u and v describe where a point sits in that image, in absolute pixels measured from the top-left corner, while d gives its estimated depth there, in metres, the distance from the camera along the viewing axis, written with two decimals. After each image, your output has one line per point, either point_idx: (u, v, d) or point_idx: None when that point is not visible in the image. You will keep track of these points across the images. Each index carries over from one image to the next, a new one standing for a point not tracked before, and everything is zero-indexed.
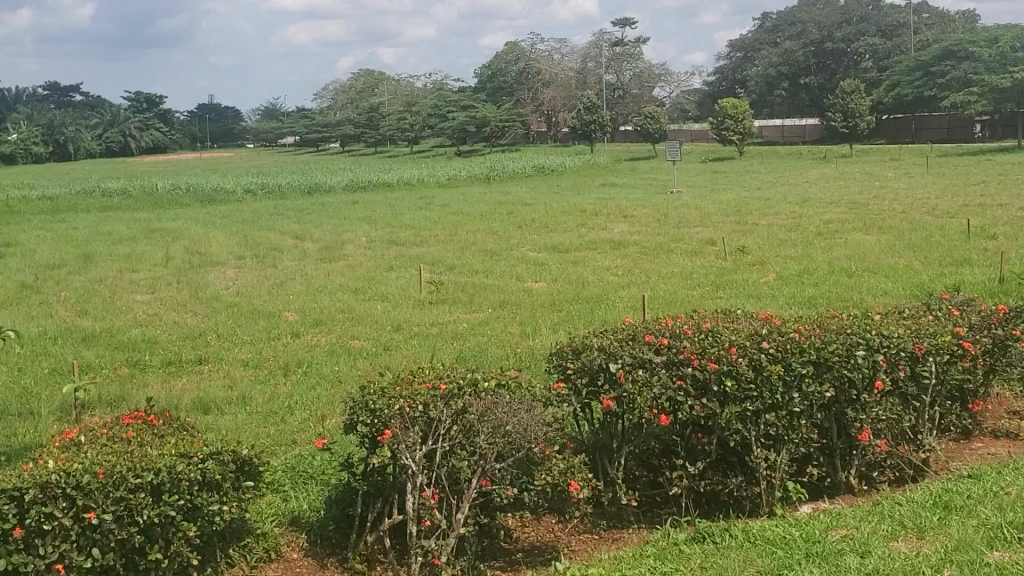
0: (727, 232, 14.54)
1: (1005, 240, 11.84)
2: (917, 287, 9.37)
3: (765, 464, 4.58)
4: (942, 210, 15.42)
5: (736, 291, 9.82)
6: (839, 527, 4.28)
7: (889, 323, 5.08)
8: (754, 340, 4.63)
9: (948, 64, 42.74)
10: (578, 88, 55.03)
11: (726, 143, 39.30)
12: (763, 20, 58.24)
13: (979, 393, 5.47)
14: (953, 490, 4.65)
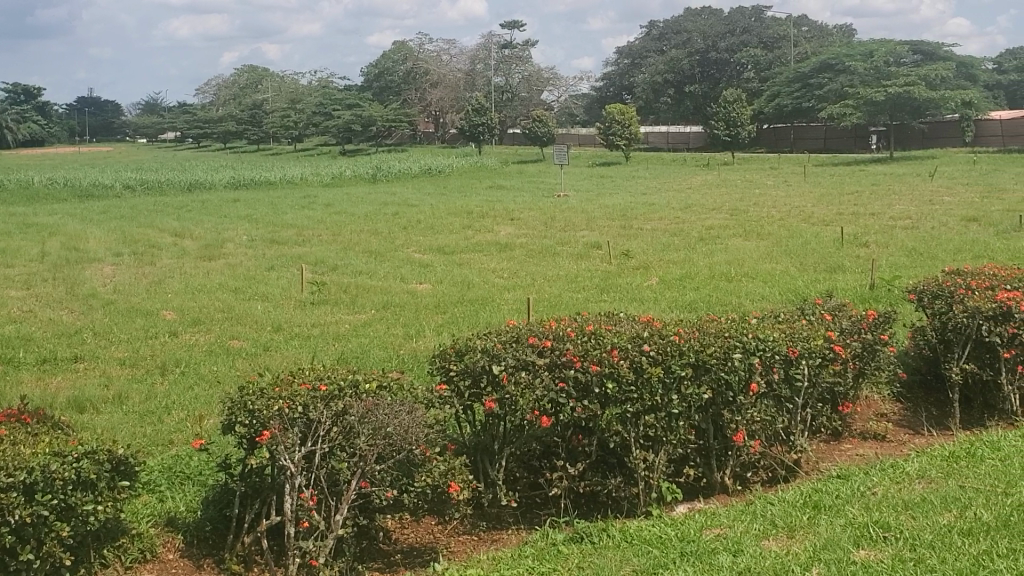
0: (611, 236, 14.73)
1: (877, 247, 12.24)
2: (792, 291, 9.62)
3: (642, 465, 4.66)
4: (819, 218, 15.85)
5: (619, 295, 9.96)
6: (712, 526, 4.39)
7: (764, 327, 5.21)
8: (636, 343, 4.71)
9: (825, 76, 43.90)
10: (465, 89, 54.80)
11: (612, 148, 39.66)
12: (649, 28, 58.72)
13: (848, 396, 5.66)
14: (822, 490, 4.80)
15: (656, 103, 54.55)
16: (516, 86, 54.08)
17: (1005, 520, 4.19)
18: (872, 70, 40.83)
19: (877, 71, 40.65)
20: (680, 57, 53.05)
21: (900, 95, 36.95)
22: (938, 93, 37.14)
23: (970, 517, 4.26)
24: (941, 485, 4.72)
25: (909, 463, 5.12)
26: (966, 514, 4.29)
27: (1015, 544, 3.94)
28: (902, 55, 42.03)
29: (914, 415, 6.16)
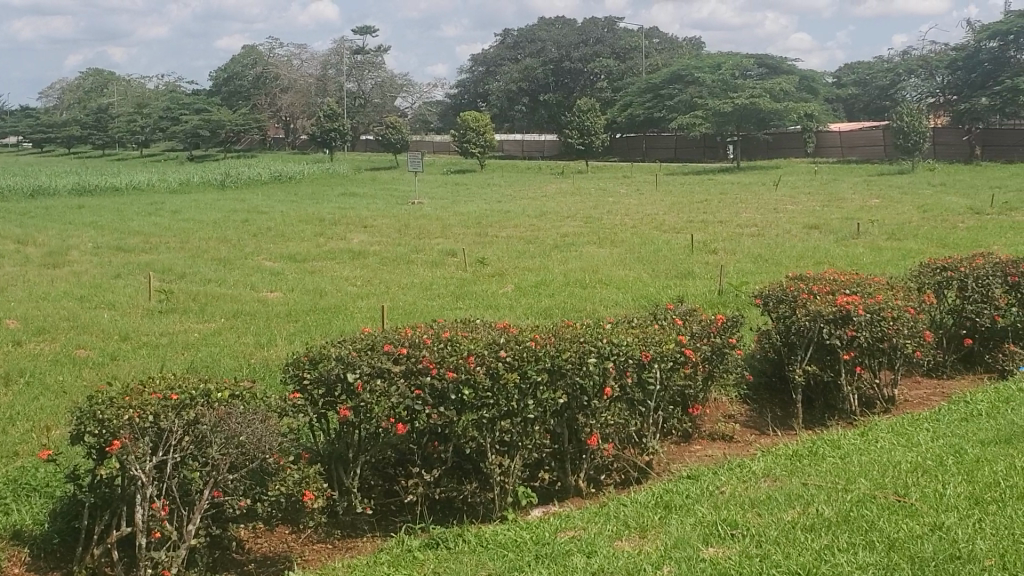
0: (466, 244, 14.79)
1: (724, 254, 12.61)
2: (644, 298, 9.83)
3: (498, 470, 4.72)
4: (669, 226, 16.26)
5: (474, 302, 10.01)
6: (566, 529, 4.47)
7: (617, 331, 5.31)
8: (492, 348, 4.75)
9: (675, 87, 44.92)
10: (317, 95, 53.97)
11: (466, 155, 39.80)
12: (504, 37, 59.17)
13: (698, 399, 5.83)
14: (673, 490, 4.94)
15: (510, 111, 54.98)
16: (369, 92, 53.87)
17: (845, 515, 4.37)
18: (719, 83, 41.83)
19: (725, 83, 41.58)
20: (534, 66, 53.59)
21: (746, 107, 38.09)
22: (781, 105, 38.45)
23: (811, 512, 4.44)
24: (785, 483, 4.90)
25: (755, 462, 5.29)
26: (809, 510, 4.47)
27: (854, 538, 4.12)
28: (748, 68, 43.32)
29: (760, 416, 6.35)
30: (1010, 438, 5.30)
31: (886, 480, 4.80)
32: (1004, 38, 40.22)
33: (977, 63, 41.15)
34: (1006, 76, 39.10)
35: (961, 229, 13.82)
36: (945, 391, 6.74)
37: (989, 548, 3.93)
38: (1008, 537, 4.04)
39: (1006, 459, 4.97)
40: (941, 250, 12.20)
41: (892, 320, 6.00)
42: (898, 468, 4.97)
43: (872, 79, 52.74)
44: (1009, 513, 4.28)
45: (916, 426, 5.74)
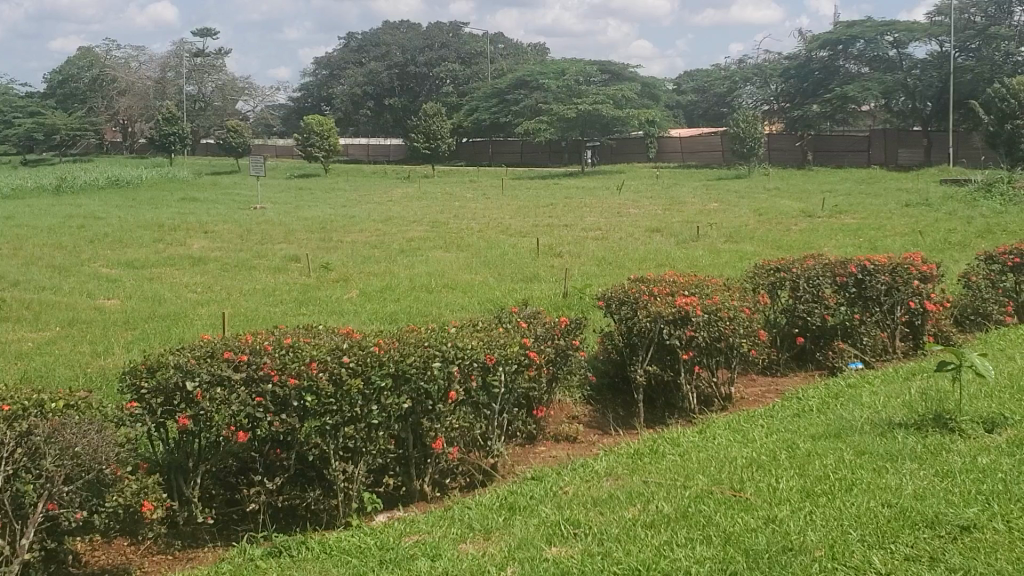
0: (310, 249, 14.59)
1: (569, 258, 12.76)
2: (490, 301, 9.87)
3: (342, 476, 4.68)
4: (515, 230, 16.37)
5: (319, 308, 9.89)
6: (411, 533, 4.46)
7: (461, 335, 5.33)
8: (335, 354, 4.69)
9: (520, 92, 45.32)
10: (156, 98, 52.56)
11: (310, 159, 39.23)
12: (348, 40, 58.69)
13: (542, 401, 5.88)
14: (517, 492, 4.98)
15: (354, 115, 54.64)
16: (209, 96, 53.34)
17: (684, 511, 4.48)
18: (564, 88, 41.83)
19: (569, 88, 41.87)
20: (379, 70, 53.31)
21: (590, 113, 38.74)
22: (623, 111, 39.26)
23: (653, 510, 4.52)
24: (627, 482, 4.99)
25: (598, 462, 5.38)
26: (650, 508, 4.56)
27: (693, 533, 4.22)
28: (592, 75, 43.95)
29: (602, 416, 6.44)
30: (840, 432, 5.51)
31: (723, 476, 4.93)
32: (834, 48, 41.84)
33: (809, 72, 42.79)
34: (836, 84, 40.74)
35: (794, 232, 14.30)
36: (778, 388, 6.96)
37: (819, 539, 4.08)
38: (837, 528, 4.20)
39: (835, 452, 5.16)
40: (776, 253, 12.61)
41: (727, 320, 6.21)
42: (735, 463, 5.12)
43: (711, 87, 54.33)
44: (839, 504, 4.45)
45: (752, 422, 5.93)
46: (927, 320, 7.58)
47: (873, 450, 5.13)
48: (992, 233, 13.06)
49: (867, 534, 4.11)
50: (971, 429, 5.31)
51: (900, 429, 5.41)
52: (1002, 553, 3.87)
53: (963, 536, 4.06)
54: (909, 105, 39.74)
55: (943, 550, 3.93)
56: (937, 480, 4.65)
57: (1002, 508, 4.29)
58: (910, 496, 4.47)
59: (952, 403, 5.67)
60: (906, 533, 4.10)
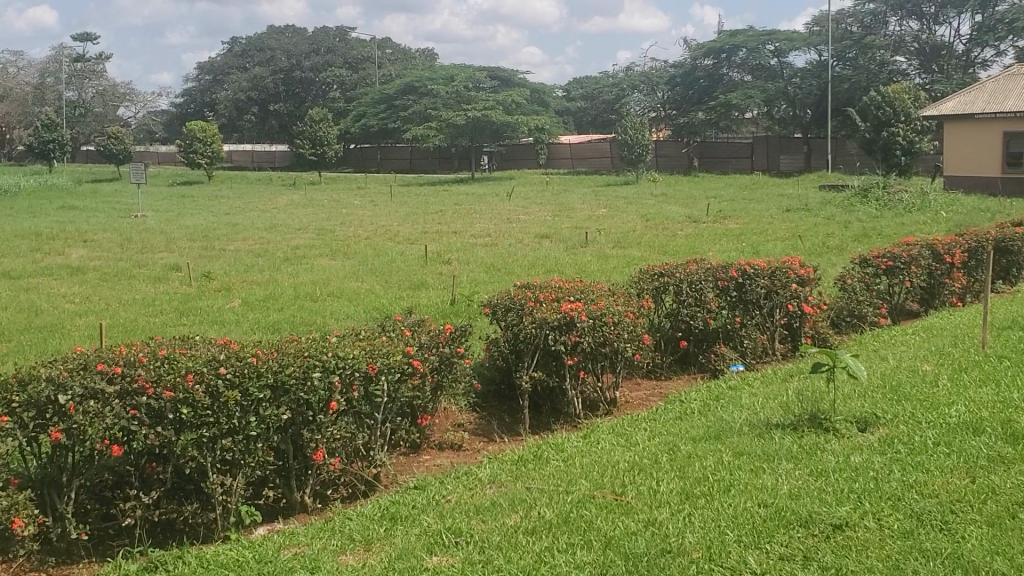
0: (193, 258, 14.32)
1: (457, 264, 12.76)
2: (376, 309, 9.81)
3: (220, 489, 4.59)
4: (402, 236, 16.30)
5: (200, 318, 9.71)
6: (290, 545, 4.39)
7: (343, 344, 5.28)
8: (211, 365, 4.61)
9: (409, 98, 45.18)
10: (33, 103, 51.04)
11: (193, 166, 38.46)
12: (233, 44, 57.85)
13: (426, 410, 5.85)
14: (399, 501, 4.94)
15: (239, 121, 53.86)
16: (89, 102, 51.71)
17: (565, 517, 4.50)
18: (453, 94, 41.78)
19: (458, 95, 41.85)
20: (264, 75, 52.64)
21: (479, 120, 38.74)
22: (513, 118, 39.47)
23: (534, 515, 4.53)
24: (510, 488, 4.99)
25: (481, 470, 5.37)
26: (531, 514, 4.57)
27: (573, 538, 4.24)
28: (480, 81, 43.96)
29: (487, 423, 6.44)
30: (720, 434, 5.60)
31: (604, 480, 4.97)
32: (717, 56, 42.69)
33: (694, 80, 43.56)
34: (719, 92, 41.58)
35: (679, 237, 14.54)
36: (662, 391, 7.03)
37: (697, 541, 4.14)
38: (715, 529, 4.26)
39: (714, 454, 5.24)
40: (661, 257, 12.78)
41: (612, 325, 6.25)
42: (616, 467, 5.17)
43: (599, 94, 54.93)
44: (717, 506, 4.51)
45: (635, 426, 5.99)
46: (806, 322, 7.75)
47: (751, 451, 5.22)
48: (867, 237, 13.42)
49: (744, 535, 4.17)
50: (845, 429, 5.44)
51: (778, 430, 5.52)
52: (871, 551, 3.97)
53: (834, 534, 4.16)
54: (789, 113, 41.02)
55: (817, 549, 4.01)
56: (812, 479, 4.75)
57: (872, 506, 4.39)
58: (785, 496, 4.55)
59: (828, 404, 5.80)
60: (780, 532, 4.18)
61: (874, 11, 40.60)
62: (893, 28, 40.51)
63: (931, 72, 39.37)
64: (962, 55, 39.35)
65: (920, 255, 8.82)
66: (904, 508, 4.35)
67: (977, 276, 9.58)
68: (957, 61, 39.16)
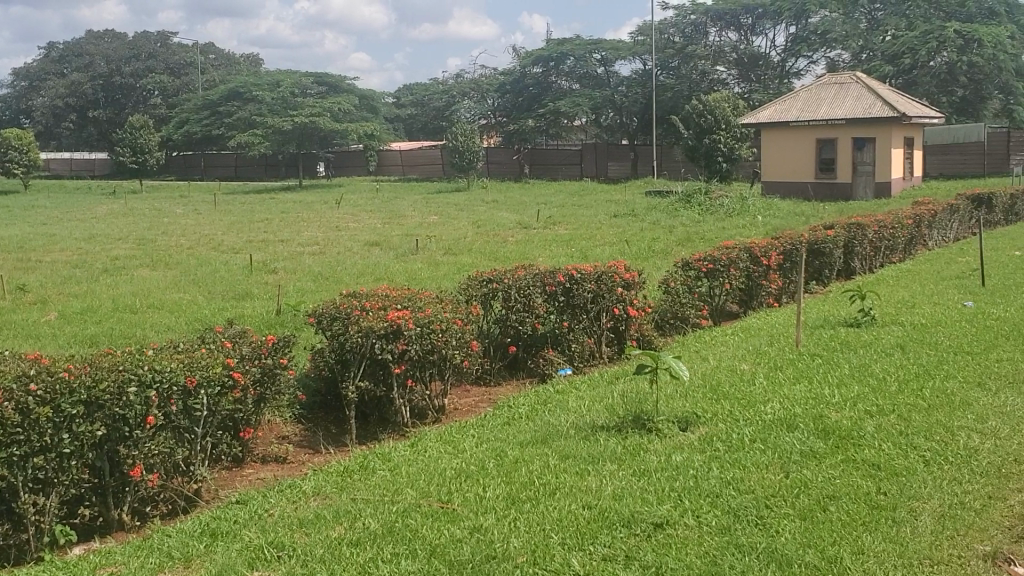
0: (6, 270, 13.69)
1: (284, 274, 12.55)
2: (198, 321, 9.54)
3: (33, 510, 4.37)
4: (228, 246, 15.94)
5: (11, 332, 9.27)
6: (107, 565, 4.22)
7: (161, 357, 5.10)
8: (21, 381, 4.39)
9: (234, 104, 44.27)
10: None
11: (7, 175, 36.76)
12: (49, 49, 55.71)
13: (249, 422, 5.71)
14: (220, 517, 4.80)
15: (55, 128, 51.89)
16: None
17: (390, 527, 4.44)
18: (279, 100, 41.13)
19: (284, 100, 41.17)
20: (81, 81, 50.86)
21: (306, 126, 38.17)
22: (341, 124, 39.16)
23: (359, 527, 4.47)
24: (334, 501, 4.91)
25: (305, 482, 5.27)
26: (355, 525, 4.51)
27: (398, 548, 4.19)
28: (307, 87, 43.43)
29: (313, 434, 6.33)
30: (546, 437, 5.63)
31: (431, 488, 4.94)
32: (545, 64, 43.25)
33: (523, 87, 43.97)
34: (549, 99, 41.97)
35: (510, 243, 14.66)
36: (491, 397, 7.02)
37: (521, 546, 4.14)
38: (539, 533, 4.27)
39: (540, 458, 5.26)
40: (491, 264, 12.84)
41: (439, 332, 6.21)
42: (443, 475, 5.14)
43: (428, 101, 55.04)
44: (541, 510, 4.52)
45: (463, 433, 5.97)
46: (631, 324, 7.90)
47: (576, 454, 5.26)
48: (691, 241, 13.78)
49: (569, 537, 4.20)
50: (667, 428, 5.55)
51: (602, 432, 5.58)
52: (691, 548, 4.04)
53: (655, 533, 4.22)
54: (616, 120, 42.04)
55: (637, 548, 4.07)
56: (634, 479, 4.82)
57: (692, 503, 4.48)
58: (608, 497, 4.60)
59: (651, 405, 5.90)
60: (604, 533, 4.22)
61: (696, 21, 41.64)
62: (713, 38, 41.90)
63: (750, 82, 40.91)
64: (778, 65, 40.93)
65: (740, 258, 9.11)
66: (721, 505, 4.45)
67: (792, 277, 9.99)
68: (774, 71, 40.72)
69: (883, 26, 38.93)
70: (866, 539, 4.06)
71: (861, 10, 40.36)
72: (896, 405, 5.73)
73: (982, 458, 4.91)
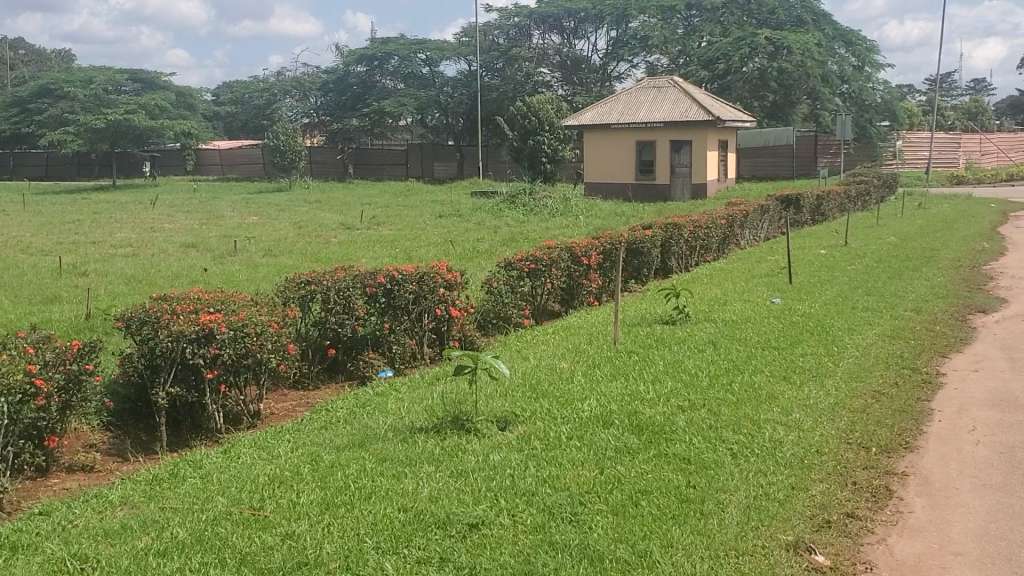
0: None
1: (96, 276, 12.07)
2: (1, 327, 9.08)
3: None
4: (36, 248, 15.23)
5: None
6: None
7: None
8: None
9: (45, 101, 42.41)
10: None
11: None
12: None
13: (53, 430, 5.44)
14: (21, 528, 4.56)
15: None
16: None
17: (199, 536, 4.30)
18: (91, 97, 39.55)
19: (98, 97, 39.61)
20: None
21: (121, 123, 36.82)
22: (158, 122, 38.19)
23: (166, 536, 4.32)
24: (142, 510, 4.73)
25: (111, 492, 5.06)
26: (163, 535, 4.35)
27: (206, 557, 4.06)
28: (122, 84, 41.96)
29: (121, 442, 6.09)
30: (363, 441, 5.56)
31: (243, 495, 4.81)
32: (369, 63, 43.06)
33: (346, 86, 43.59)
34: (372, 99, 41.63)
35: (332, 243, 14.49)
36: (309, 401, 6.90)
37: (334, 550, 4.06)
38: (353, 538, 4.20)
39: (356, 462, 5.19)
40: (313, 265, 12.67)
41: (253, 336, 6.07)
42: (255, 481, 5.01)
43: (248, 99, 54.00)
44: (355, 514, 4.45)
45: (278, 438, 5.85)
46: (453, 325, 7.90)
47: (393, 456, 5.20)
48: (515, 241, 13.90)
49: (382, 541, 4.14)
50: (486, 428, 5.55)
51: (420, 433, 5.54)
52: (505, 547, 4.04)
53: (470, 533, 4.21)
54: (442, 121, 42.16)
55: (453, 549, 4.05)
56: (451, 479, 4.80)
57: (508, 502, 4.49)
58: (425, 499, 4.56)
59: (469, 405, 5.90)
60: (419, 536, 4.18)
61: (519, 24, 42.22)
62: (536, 41, 42.63)
63: (572, 84, 41.66)
64: (600, 68, 41.79)
65: (561, 258, 9.21)
66: (536, 503, 4.47)
67: (612, 276, 10.16)
68: (595, 74, 41.58)
69: (698, 31, 40.28)
70: (674, 532, 4.14)
71: (678, 16, 41.62)
72: (708, 399, 5.88)
73: (785, 450, 5.08)
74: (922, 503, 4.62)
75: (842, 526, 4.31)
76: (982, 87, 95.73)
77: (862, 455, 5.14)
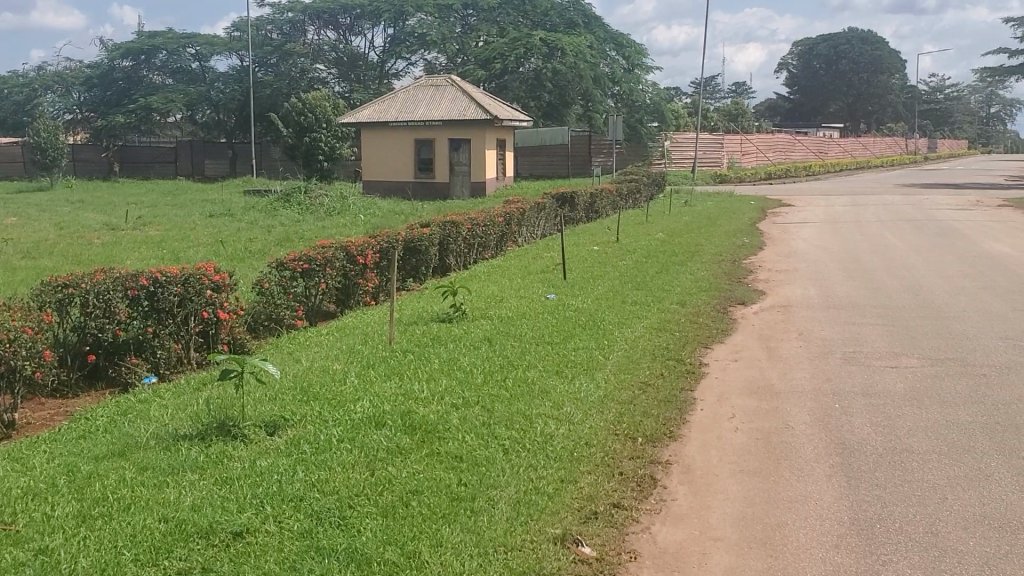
0: None
1: None
2: None
3: None
4: None
5: None
6: None
7: None
8: None
9: None
10: None
11: None
12: None
13: None
14: None
15: None
16: None
17: None
18: None
19: None
20: None
21: None
22: None
23: None
24: None
25: None
26: None
27: None
28: None
29: None
30: (125, 450, 5.30)
31: None
32: (136, 58, 41.76)
33: (110, 81, 41.94)
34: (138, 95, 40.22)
35: (96, 245, 13.86)
36: (68, 410, 6.55)
37: (90, 565, 3.84)
38: (109, 550, 3.99)
39: (117, 471, 4.94)
40: (75, 267, 12.08)
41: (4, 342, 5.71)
42: (7, 495, 4.69)
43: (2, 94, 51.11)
44: (113, 526, 4.23)
45: (33, 448, 5.51)
46: (221, 328, 7.65)
47: (154, 465, 4.98)
48: (289, 241, 13.66)
49: (140, 553, 3.95)
50: (253, 433, 5.39)
51: (185, 441, 5.33)
52: (270, 554, 3.92)
53: (234, 542, 4.06)
54: (213, 118, 41.17)
55: (216, 559, 3.90)
56: (215, 488, 4.62)
57: (275, 509, 4.36)
58: (186, 509, 4.38)
59: (237, 410, 5.72)
60: (179, 545, 4.01)
61: (293, 19, 41.62)
62: (312, 36, 42.16)
63: (349, 81, 41.40)
64: (376, 66, 41.79)
65: (336, 257, 9.08)
66: (304, 508, 4.36)
67: (386, 275, 10.07)
68: (373, 71, 41.68)
69: (475, 31, 40.90)
70: (444, 531, 4.12)
71: (454, 16, 41.96)
72: (481, 396, 5.90)
73: (556, 443, 5.15)
74: (683, 491, 4.77)
75: (608, 517, 4.39)
76: (743, 89, 100.65)
77: (628, 446, 5.26)
